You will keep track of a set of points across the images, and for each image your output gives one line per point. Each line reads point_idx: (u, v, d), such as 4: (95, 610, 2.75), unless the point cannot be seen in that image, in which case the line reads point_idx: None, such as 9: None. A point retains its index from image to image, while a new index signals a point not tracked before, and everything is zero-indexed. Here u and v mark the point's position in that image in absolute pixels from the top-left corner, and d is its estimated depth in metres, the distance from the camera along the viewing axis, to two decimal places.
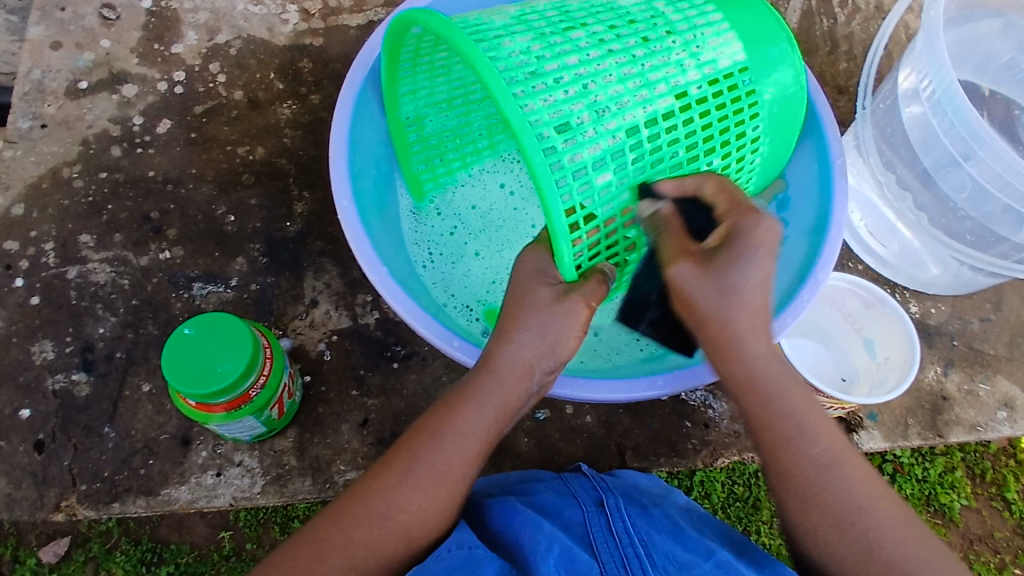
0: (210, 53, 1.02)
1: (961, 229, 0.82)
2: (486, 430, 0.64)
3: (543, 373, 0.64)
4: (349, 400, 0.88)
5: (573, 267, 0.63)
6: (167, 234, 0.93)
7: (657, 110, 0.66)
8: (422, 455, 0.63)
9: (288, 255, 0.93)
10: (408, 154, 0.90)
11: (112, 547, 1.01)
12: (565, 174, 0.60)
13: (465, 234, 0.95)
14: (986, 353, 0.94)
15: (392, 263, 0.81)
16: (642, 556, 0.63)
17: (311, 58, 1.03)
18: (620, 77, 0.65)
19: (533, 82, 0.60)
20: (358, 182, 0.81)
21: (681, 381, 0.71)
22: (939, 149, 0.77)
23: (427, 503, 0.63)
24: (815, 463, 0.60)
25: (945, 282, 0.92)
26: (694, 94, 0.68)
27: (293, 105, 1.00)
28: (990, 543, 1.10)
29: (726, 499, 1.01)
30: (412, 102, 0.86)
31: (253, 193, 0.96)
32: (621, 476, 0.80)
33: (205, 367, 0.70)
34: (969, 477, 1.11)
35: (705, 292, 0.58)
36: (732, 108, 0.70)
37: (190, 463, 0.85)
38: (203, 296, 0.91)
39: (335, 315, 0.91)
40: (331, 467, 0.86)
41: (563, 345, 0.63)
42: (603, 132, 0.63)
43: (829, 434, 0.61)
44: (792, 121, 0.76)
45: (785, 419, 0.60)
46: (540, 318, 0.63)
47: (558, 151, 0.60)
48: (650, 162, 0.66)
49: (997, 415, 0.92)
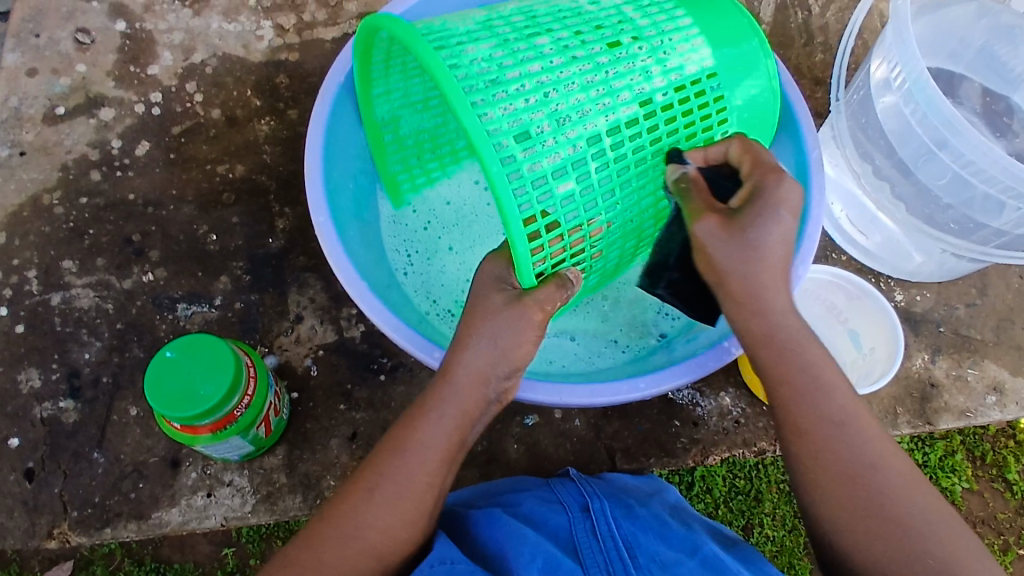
0: (186, 73, 1.02)
1: (944, 218, 0.81)
2: (447, 440, 0.65)
3: (499, 382, 0.66)
4: (337, 415, 0.87)
5: (531, 273, 0.65)
6: (149, 256, 0.93)
7: (620, 119, 0.68)
8: (386, 470, 0.64)
9: (271, 271, 0.93)
10: (384, 155, 0.89)
11: (116, 569, 1.01)
12: (524, 183, 0.62)
13: (439, 228, 0.95)
14: (973, 338, 0.94)
15: (371, 271, 0.82)
16: (626, 559, 0.65)
17: (287, 73, 1.03)
18: (583, 85, 0.67)
19: (493, 90, 0.63)
20: (336, 189, 0.82)
21: (663, 381, 0.74)
22: (914, 139, 0.77)
23: (394, 518, 0.63)
24: (831, 420, 0.60)
25: (929, 269, 0.92)
26: (659, 101, 0.70)
27: (271, 121, 1.01)
28: (994, 524, 1.10)
29: (728, 493, 1.02)
30: (387, 102, 0.86)
31: (234, 212, 0.96)
32: (609, 477, 0.81)
33: (188, 390, 0.71)
34: (970, 459, 1.11)
35: (727, 250, 0.60)
36: (697, 115, 0.72)
37: (180, 485, 0.83)
38: (188, 316, 0.91)
39: (321, 330, 0.91)
40: (322, 483, 0.84)
41: (515, 351, 0.65)
42: (563, 142, 0.65)
43: (847, 393, 0.61)
44: (761, 131, 0.78)
45: (803, 374, 0.60)
46: (492, 323, 0.65)
47: (518, 160, 0.62)
48: (613, 170, 0.69)
49: (988, 400, 0.92)
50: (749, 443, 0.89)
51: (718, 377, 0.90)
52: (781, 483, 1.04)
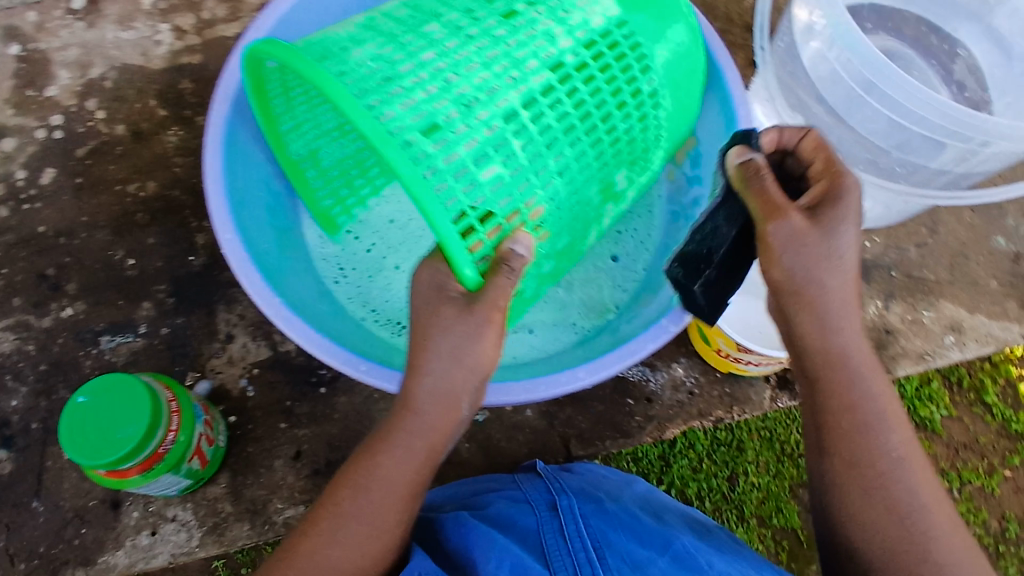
0: (85, 90, 0.96)
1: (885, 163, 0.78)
2: (410, 474, 0.60)
3: (468, 401, 0.59)
4: (278, 435, 0.84)
5: (472, 271, 0.56)
6: (66, 290, 0.89)
7: (533, 89, 0.63)
8: (349, 510, 0.59)
9: (196, 291, 0.89)
10: (304, 182, 0.85)
11: None
12: (442, 177, 0.56)
13: (384, 249, 0.89)
14: (926, 280, 0.91)
15: (299, 293, 0.76)
16: (594, 560, 0.63)
17: (191, 77, 0.97)
18: (484, 63, 0.62)
19: (388, 88, 0.58)
20: (241, 201, 0.77)
21: (603, 369, 0.70)
22: (842, 86, 0.73)
23: (357, 559, 0.59)
24: (889, 455, 0.56)
25: (878, 214, 0.88)
26: (571, 62, 0.65)
27: (180, 130, 0.95)
28: (977, 449, 1.03)
29: (710, 446, 0.93)
30: (299, 137, 0.83)
31: (150, 232, 0.91)
32: (576, 470, 0.80)
33: (103, 436, 0.67)
34: (948, 386, 1.03)
35: (812, 252, 0.54)
36: (618, 68, 0.67)
37: (123, 526, 0.81)
38: (113, 349, 0.87)
39: (254, 347, 0.87)
40: (269, 507, 0.82)
41: (482, 365, 0.58)
42: (476, 125, 0.60)
43: (904, 429, 0.58)
44: (688, 89, 0.75)
45: (867, 403, 0.57)
46: (452, 337, 0.57)
47: (430, 155, 0.56)
48: (538, 143, 0.63)
49: (945, 341, 0.90)
50: (705, 413, 0.87)
51: (668, 348, 0.88)
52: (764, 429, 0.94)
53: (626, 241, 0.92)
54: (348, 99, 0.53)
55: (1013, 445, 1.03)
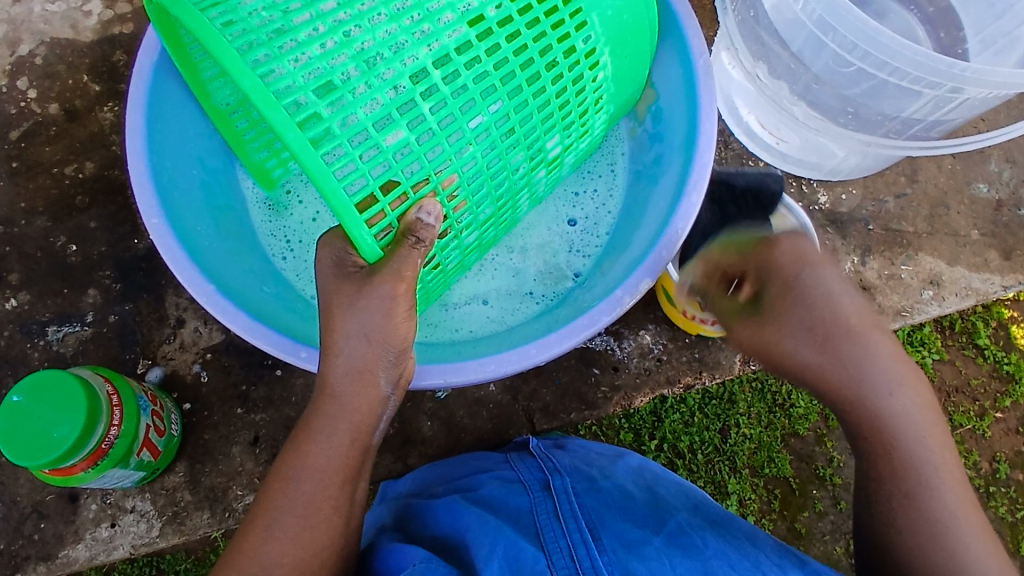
0: (14, 68, 0.91)
1: (865, 113, 0.72)
2: (341, 459, 0.59)
3: (383, 377, 0.60)
4: (235, 420, 0.82)
5: (373, 245, 0.56)
6: (8, 280, 0.86)
7: (447, 44, 0.62)
8: (281, 504, 0.59)
9: (142, 276, 0.86)
10: (243, 147, 0.81)
11: None
12: (336, 142, 0.55)
13: (328, 218, 0.85)
14: (905, 232, 0.87)
15: (231, 273, 0.73)
16: (588, 541, 0.60)
17: (124, 48, 0.92)
18: (392, 15, 0.61)
19: (281, 42, 0.57)
20: (169, 180, 0.72)
21: (552, 345, 0.66)
22: (805, 33, 0.68)
23: (300, 552, 0.58)
24: (916, 496, 0.56)
25: (855, 166, 0.83)
26: (494, 16, 0.64)
27: (116, 106, 0.91)
28: (969, 392, 1.00)
29: (702, 400, 0.94)
30: (226, 86, 0.77)
31: (91, 216, 0.87)
32: (569, 447, 0.78)
33: (40, 436, 0.65)
34: (939, 330, 1.00)
35: (748, 328, 0.61)
36: (547, 23, 0.66)
37: (82, 519, 0.80)
38: (61, 339, 0.85)
39: (205, 332, 0.84)
40: (228, 494, 0.80)
41: (389, 336, 0.58)
42: (380, 85, 0.58)
43: (940, 462, 0.57)
44: (630, 40, 0.72)
45: (900, 441, 0.57)
46: (358, 315, 0.58)
47: (324, 117, 0.55)
48: (452, 105, 0.62)
49: (924, 296, 0.86)
50: (673, 380, 0.84)
51: (635, 315, 0.85)
52: (753, 380, 0.95)
53: (585, 202, 0.88)
54: (227, 52, 0.49)
55: (1004, 388, 1.00)
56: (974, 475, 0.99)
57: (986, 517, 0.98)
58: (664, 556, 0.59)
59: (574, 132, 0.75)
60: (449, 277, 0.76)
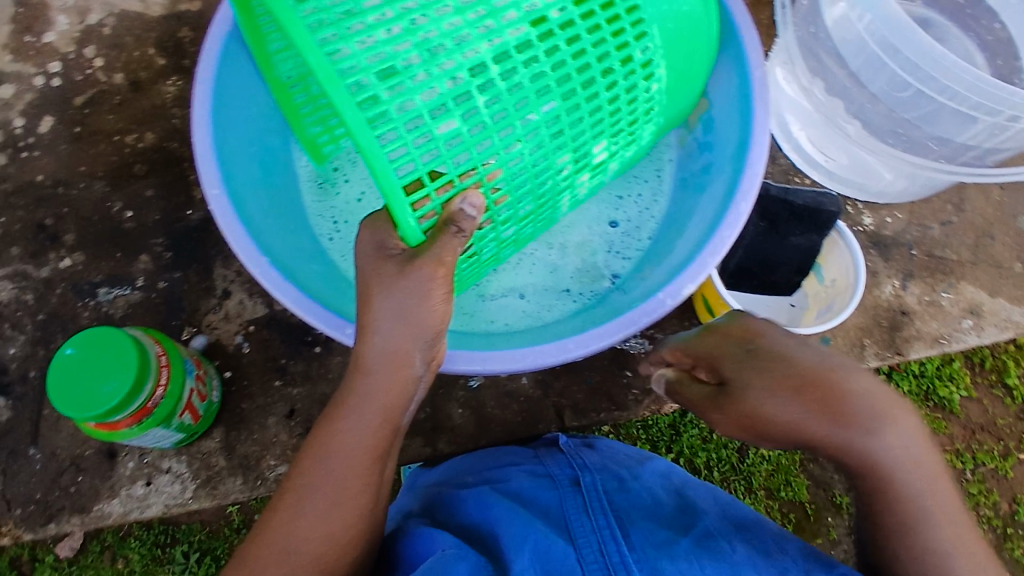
0: (83, 37, 0.95)
1: (919, 136, 0.72)
2: (373, 436, 0.60)
3: (418, 360, 0.59)
4: (273, 392, 0.84)
5: (416, 229, 0.58)
6: (64, 240, 0.89)
7: (508, 42, 0.62)
8: (313, 480, 0.60)
9: (193, 246, 0.88)
10: (298, 119, 0.82)
11: (125, 534, 0.97)
12: (392, 125, 0.56)
13: (373, 197, 0.87)
14: (948, 260, 0.87)
15: (285, 249, 0.75)
16: (617, 538, 0.61)
17: (190, 25, 0.95)
18: (458, 8, 0.61)
19: (349, 25, 0.58)
20: (229, 156, 0.74)
21: (591, 342, 0.67)
22: (862, 53, 0.69)
23: (330, 527, 0.59)
24: (926, 551, 0.50)
25: (902, 189, 0.83)
26: (556, 19, 0.65)
27: (178, 80, 0.93)
28: (993, 431, 0.99)
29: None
30: (288, 59, 0.78)
31: (148, 184, 0.90)
32: (599, 446, 0.79)
33: (90, 389, 0.67)
34: (968, 366, 1.00)
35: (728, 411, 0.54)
36: (608, 30, 0.66)
37: (118, 476, 0.82)
38: (111, 301, 0.87)
39: (250, 304, 0.86)
40: (261, 463, 0.82)
41: (425, 320, 0.58)
42: (439, 74, 0.60)
43: (944, 516, 0.51)
44: (688, 49, 0.72)
45: (900, 493, 0.51)
46: (394, 298, 0.57)
47: (383, 101, 0.56)
48: (506, 102, 0.63)
49: (963, 324, 0.86)
50: None
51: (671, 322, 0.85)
52: None
53: (628, 206, 0.89)
54: (297, 28, 0.51)
55: None
56: (994, 515, 0.98)
57: (1003, 557, 0.98)
58: (694, 558, 0.59)
59: (622, 140, 0.76)
60: (483, 268, 0.77)
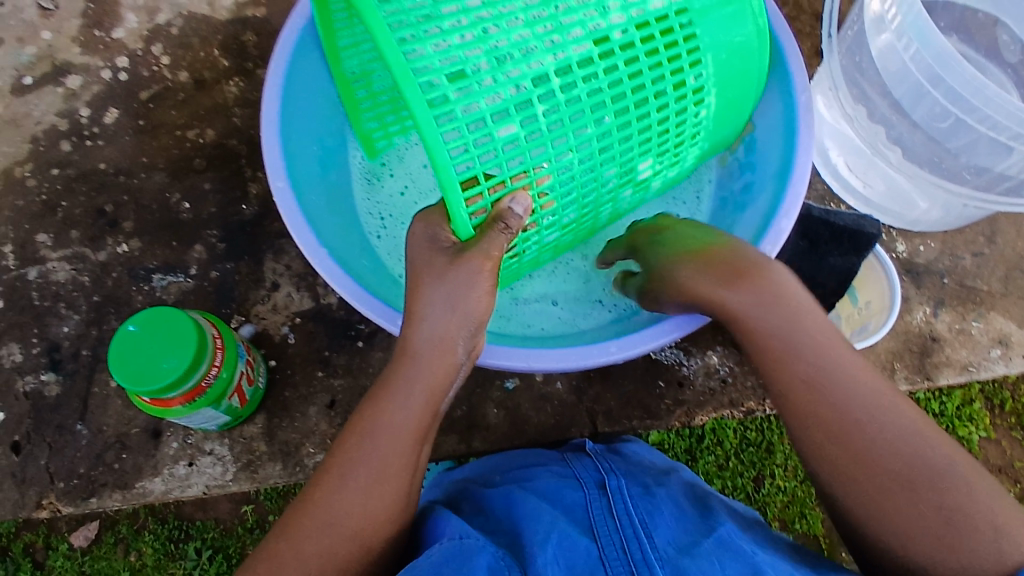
0: (151, 35, 0.98)
1: (956, 165, 0.75)
2: (416, 418, 0.62)
3: (463, 347, 0.62)
4: (315, 383, 0.86)
5: (467, 224, 0.60)
6: (122, 227, 0.92)
7: (571, 57, 0.66)
8: (356, 457, 0.61)
9: (246, 239, 0.91)
10: (358, 112, 0.86)
11: (140, 527, 1.03)
12: (456, 124, 0.60)
13: (415, 193, 0.91)
14: (979, 290, 0.89)
15: (341, 244, 0.78)
16: (641, 537, 0.63)
17: (254, 30, 0.98)
18: (528, 21, 0.65)
19: (426, 27, 0.61)
20: (294, 152, 0.78)
21: (632, 347, 0.69)
22: (908, 79, 0.71)
23: (371, 503, 0.61)
24: (847, 416, 0.56)
25: (936, 217, 0.86)
26: (618, 40, 0.68)
27: (240, 81, 0.97)
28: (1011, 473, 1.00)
29: (739, 445, 0.98)
30: (355, 55, 0.82)
31: (206, 177, 0.94)
32: (625, 452, 0.80)
33: (150, 365, 0.69)
34: (987, 408, 1.00)
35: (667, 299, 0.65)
36: (666, 55, 0.69)
37: (162, 455, 0.85)
38: (164, 287, 0.90)
39: (297, 297, 0.89)
40: (301, 451, 0.85)
41: (473, 310, 0.60)
42: (505, 81, 0.63)
43: (861, 384, 0.58)
44: (740, 77, 0.75)
45: (810, 366, 0.58)
46: (443, 286, 0.60)
47: (451, 101, 0.59)
48: (563, 113, 0.66)
49: (992, 354, 0.88)
50: (736, 403, 0.87)
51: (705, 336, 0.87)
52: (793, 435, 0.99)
53: None
54: (380, 25, 0.54)
55: None
56: None
57: None
58: (716, 559, 0.61)
59: (666, 160, 0.78)
60: (521, 270, 0.79)
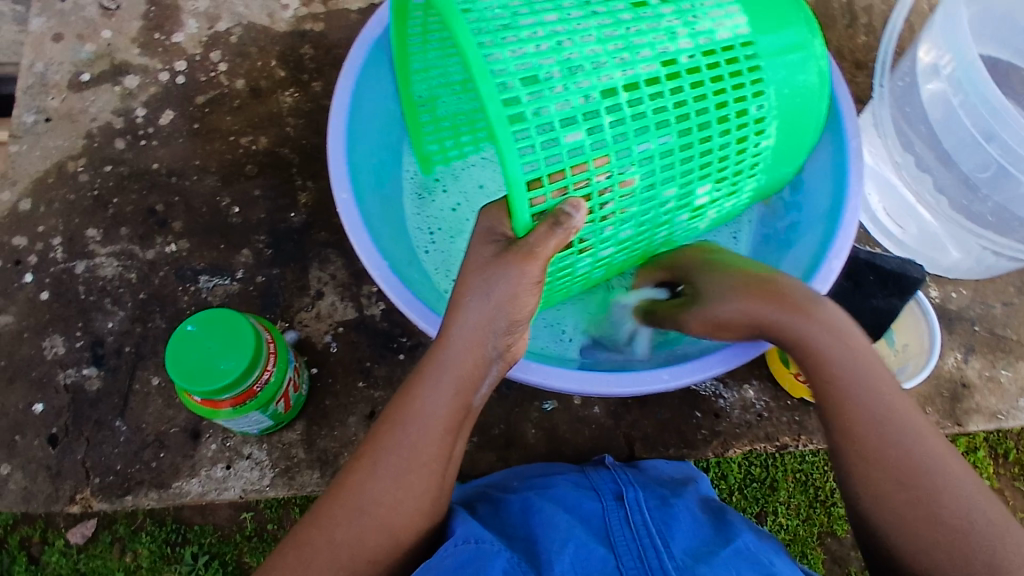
0: (210, 41, 1.00)
1: (982, 210, 0.78)
2: (447, 411, 0.59)
3: (496, 342, 0.59)
4: (356, 392, 0.87)
5: (526, 219, 0.58)
6: (172, 227, 0.93)
7: (639, 74, 0.67)
8: (388, 445, 0.60)
9: (293, 246, 0.92)
10: (419, 135, 0.89)
11: (138, 528, 0.94)
12: (526, 125, 0.60)
13: (467, 210, 0.92)
14: (1008, 338, 0.91)
15: (392, 250, 0.79)
16: (658, 547, 0.63)
17: (312, 43, 1.00)
18: (600, 38, 0.67)
19: (504, 36, 0.64)
20: (356, 158, 0.80)
21: (683, 375, 0.69)
22: (958, 129, 0.74)
23: (402, 494, 0.60)
24: (870, 417, 0.62)
25: (967, 266, 0.88)
26: (685, 63, 0.70)
27: (295, 92, 0.99)
28: None
29: (743, 480, 0.94)
30: (424, 80, 0.85)
31: (256, 183, 0.95)
32: (645, 467, 0.81)
33: (208, 364, 0.70)
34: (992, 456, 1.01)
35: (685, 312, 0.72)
36: (729, 81, 0.71)
37: (200, 456, 0.85)
38: (210, 289, 0.91)
39: (341, 307, 0.90)
40: (339, 460, 0.85)
41: (510, 304, 0.57)
42: (574, 90, 0.64)
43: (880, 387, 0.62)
44: (800, 109, 0.76)
45: (837, 369, 0.63)
46: (480, 277, 0.57)
47: (523, 103, 0.61)
48: (629, 126, 0.66)
49: (1020, 403, 0.90)
50: (771, 437, 0.88)
51: (742, 369, 0.89)
52: (798, 472, 0.96)
53: None
54: (462, 24, 0.56)
55: None
56: None
57: None
58: (733, 567, 0.61)
59: (723, 187, 0.78)
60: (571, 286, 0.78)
